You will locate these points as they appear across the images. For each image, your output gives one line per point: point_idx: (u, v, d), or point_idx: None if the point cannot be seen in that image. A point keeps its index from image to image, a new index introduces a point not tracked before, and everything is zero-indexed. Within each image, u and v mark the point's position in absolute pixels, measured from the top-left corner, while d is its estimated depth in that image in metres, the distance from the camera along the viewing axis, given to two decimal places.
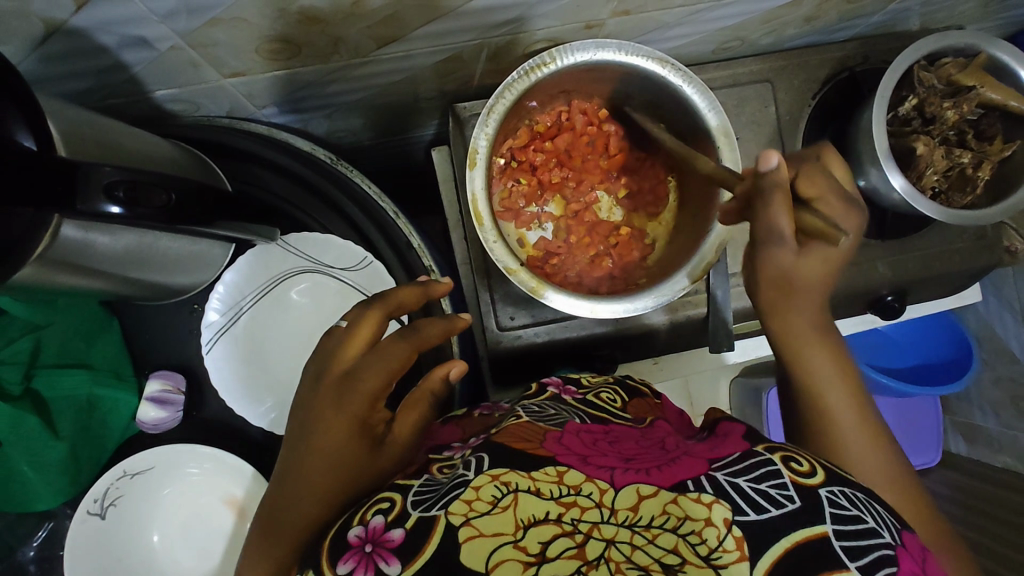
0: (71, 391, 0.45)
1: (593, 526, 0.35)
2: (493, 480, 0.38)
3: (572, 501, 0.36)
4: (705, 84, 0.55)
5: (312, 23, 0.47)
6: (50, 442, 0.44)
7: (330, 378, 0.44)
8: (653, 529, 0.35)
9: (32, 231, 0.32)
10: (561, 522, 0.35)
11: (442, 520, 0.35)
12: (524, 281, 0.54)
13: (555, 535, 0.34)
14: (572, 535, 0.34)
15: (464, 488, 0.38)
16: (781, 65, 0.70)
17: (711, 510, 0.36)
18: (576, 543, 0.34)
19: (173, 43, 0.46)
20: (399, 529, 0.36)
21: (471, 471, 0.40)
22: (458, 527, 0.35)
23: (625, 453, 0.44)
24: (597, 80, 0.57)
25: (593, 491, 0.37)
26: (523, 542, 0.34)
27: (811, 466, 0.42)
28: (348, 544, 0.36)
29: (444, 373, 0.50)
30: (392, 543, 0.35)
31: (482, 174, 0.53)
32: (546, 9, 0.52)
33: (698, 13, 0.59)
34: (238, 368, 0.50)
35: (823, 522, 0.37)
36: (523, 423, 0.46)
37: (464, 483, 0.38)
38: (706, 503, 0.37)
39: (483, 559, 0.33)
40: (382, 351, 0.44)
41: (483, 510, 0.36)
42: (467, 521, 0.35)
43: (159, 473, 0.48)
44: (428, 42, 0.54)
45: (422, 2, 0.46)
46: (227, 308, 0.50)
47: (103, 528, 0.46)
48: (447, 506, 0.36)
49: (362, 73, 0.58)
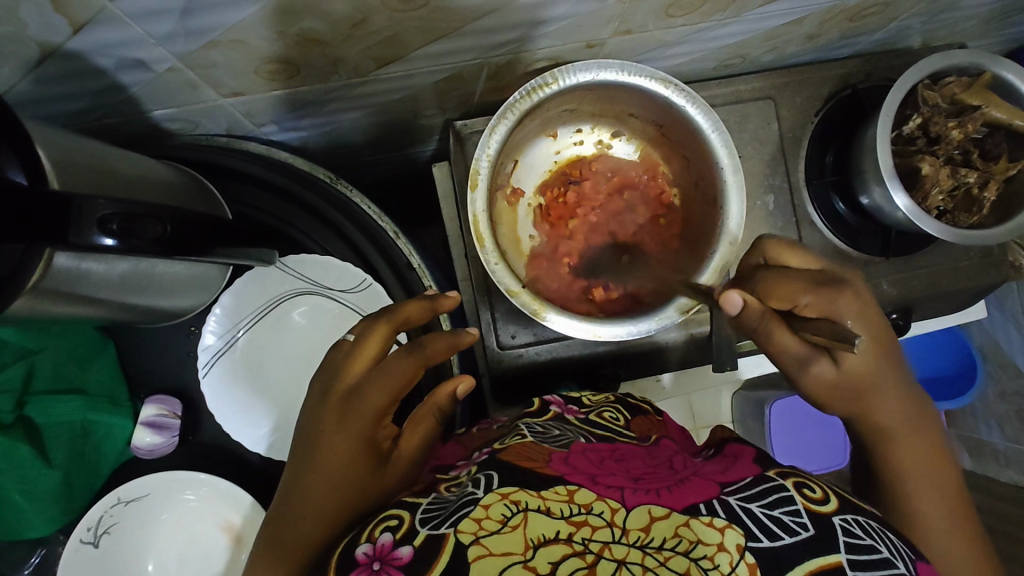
0: (65, 417, 0.44)
1: (603, 546, 0.34)
2: (504, 498, 0.37)
3: (583, 520, 0.35)
4: (710, 104, 0.54)
5: (312, 45, 0.46)
6: (43, 470, 0.43)
7: (336, 393, 0.44)
8: (665, 551, 0.34)
9: (26, 263, 0.31)
10: (572, 542, 0.34)
11: (452, 538, 0.35)
12: (525, 303, 0.53)
13: (565, 556, 0.33)
14: (583, 555, 0.33)
15: (474, 506, 0.37)
16: (782, 82, 0.70)
17: (723, 536, 0.35)
18: (587, 563, 0.33)
19: (171, 64, 0.46)
20: (407, 547, 0.36)
21: (481, 489, 0.39)
22: (468, 545, 0.34)
23: (632, 472, 0.43)
24: (599, 99, 0.57)
25: (604, 511, 0.36)
26: (533, 562, 0.33)
27: (824, 493, 0.41)
28: (356, 561, 0.36)
29: (451, 390, 0.50)
30: (399, 560, 0.35)
31: (484, 195, 0.53)
32: (547, 29, 0.52)
33: (700, 32, 0.59)
34: (235, 391, 0.50)
35: (837, 550, 0.36)
36: (527, 442, 0.45)
37: (474, 500, 0.37)
38: (719, 528, 0.36)
39: None
40: (387, 367, 0.45)
41: (493, 528, 0.35)
42: (477, 540, 0.34)
43: (153, 499, 0.47)
44: (429, 62, 0.53)
45: (423, 24, 0.46)
46: (225, 330, 0.50)
47: (97, 557, 0.46)
48: (457, 524, 0.36)
49: (362, 92, 0.57)
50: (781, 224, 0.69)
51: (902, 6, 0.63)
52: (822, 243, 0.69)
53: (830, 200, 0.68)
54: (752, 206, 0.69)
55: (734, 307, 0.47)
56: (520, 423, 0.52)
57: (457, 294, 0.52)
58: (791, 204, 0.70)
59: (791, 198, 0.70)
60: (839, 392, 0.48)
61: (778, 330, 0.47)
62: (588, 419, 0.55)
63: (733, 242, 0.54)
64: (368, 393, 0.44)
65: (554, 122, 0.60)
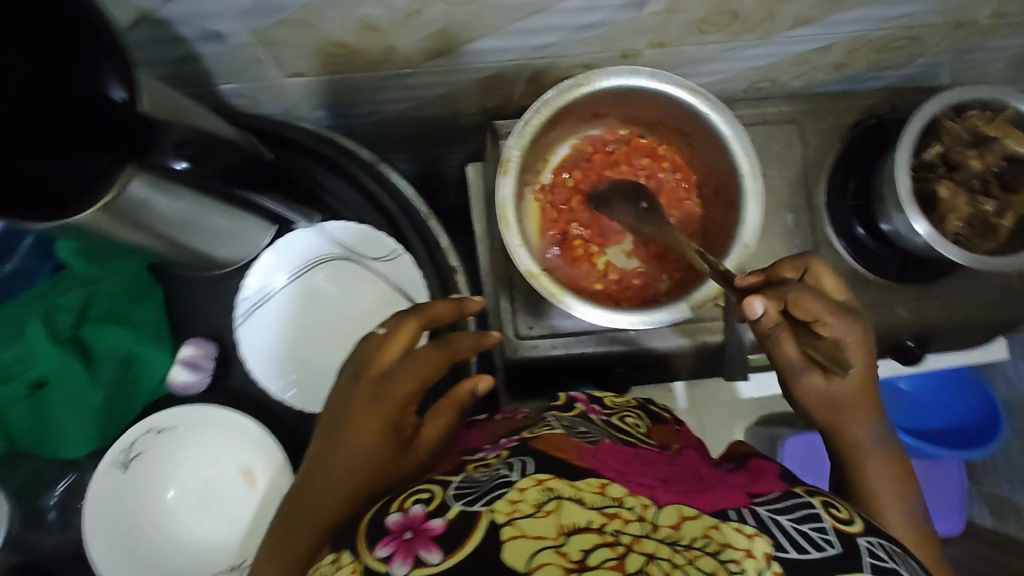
0: (114, 343, 0.48)
1: (635, 540, 0.33)
2: (539, 484, 0.36)
3: (616, 512, 0.34)
4: (734, 115, 0.57)
5: (370, 31, 0.51)
6: (88, 389, 0.48)
7: (369, 378, 0.46)
8: (694, 550, 0.33)
9: (107, 176, 0.36)
10: (604, 532, 0.33)
11: (485, 517, 0.34)
12: (544, 286, 0.55)
13: (596, 545, 0.33)
14: (613, 547, 0.32)
15: (508, 488, 0.36)
16: (811, 107, 0.72)
17: (753, 542, 0.34)
18: (618, 554, 0.32)
19: (244, 39, 0.51)
20: (440, 519, 0.35)
21: (516, 472, 0.38)
22: (502, 525, 0.33)
23: (661, 475, 0.42)
24: (629, 105, 0.61)
25: (636, 506, 0.35)
26: (565, 548, 0.32)
27: (851, 514, 0.40)
28: (386, 529, 0.36)
29: (473, 386, 0.50)
30: (433, 532, 0.34)
31: (513, 180, 0.56)
32: (586, 34, 0.55)
33: (730, 51, 0.62)
34: (265, 341, 0.53)
35: (862, 570, 0.35)
36: (558, 434, 0.44)
37: (508, 483, 0.37)
38: (748, 535, 0.35)
39: (525, 561, 0.32)
40: (418, 358, 0.47)
41: (529, 511, 0.34)
42: (511, 521, 0.34)
43: (183, 433, 0.50)
44: (473, 58, 0.58)
45: (471, 19, 0.51)
46: (263, 284, 0.53)
47: (124, 479, 0.48)
48: (491, 504, 0.35)
49: (410, 84, 0.62)
50: (800, 243, 0.71)
51: (930, 41, 0.66)
52: (840, 265, 0.71)
53: (850, 224, 0.71)
54: (773, 223, 0.71)
55: (755, 313, 0.46)
56: (548, 416, 0.53)
57: (480, 299, 0.52)
58: (811, 225, 0.71)
59: (811, 219, 0.72)
60: (827, 402, 0.51)
61: (786, 339, 0.49)
62: (612, 423, 0.55)
63: (748, 245, 0.56)
64: (398, 378, 0.46)
65: (585, 126, 0.65)
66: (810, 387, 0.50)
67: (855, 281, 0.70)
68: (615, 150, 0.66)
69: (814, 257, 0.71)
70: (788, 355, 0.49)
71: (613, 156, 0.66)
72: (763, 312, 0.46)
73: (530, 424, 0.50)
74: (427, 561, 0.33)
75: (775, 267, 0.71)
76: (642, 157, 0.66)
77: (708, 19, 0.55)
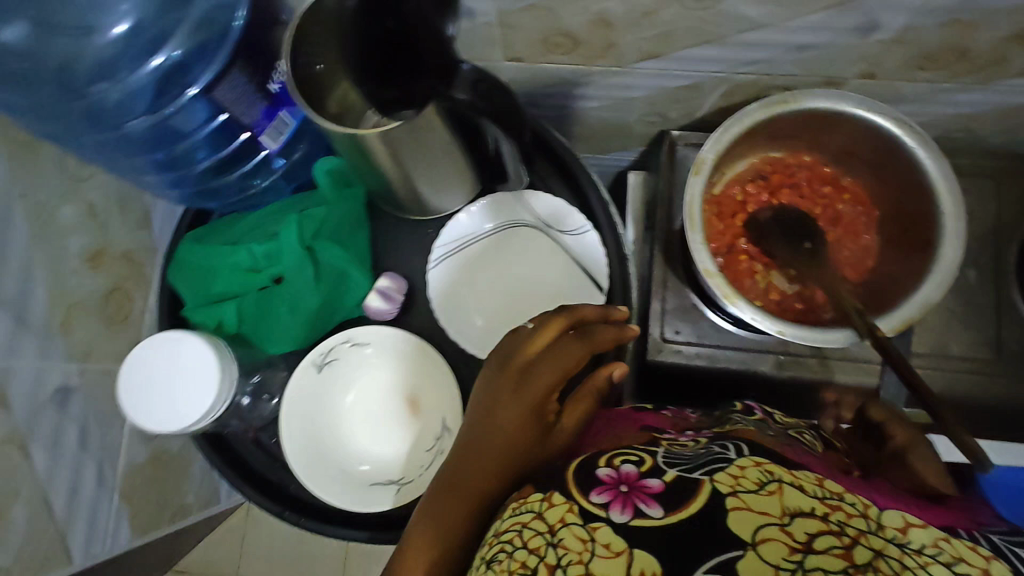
0: (334, 260, 0.55)
1: (860, 534, 0.35)
2: (758, 466, 0.39)
3: (837, 505, 0.36)
4: (941, 153, 0.56)
5: (602, 26, 0.56)
6: (307, 294, 0.54)
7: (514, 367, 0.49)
8: (926, 556, 0.33)
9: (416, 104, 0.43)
10: (828, 521, 0.35)
11: (707, 486, 0.38)
12: (718, 286, 0.57)
13: (821, 531, 0.35)
14: (840, 535, 0.34)
15: (727, 463, 0.40)
16: (1007, 165, 0.69)
17: (990, 564, 0.33)
18: (844, 544, 0.34)
19: (490, 20, 0.57)
20: (656, 480, 0.40)
21: (732, 453, 0.41)
22: (724, 495, 0.37)
23: (869, 488, 0.43)
24: (825, 129, 0.61)
25: (857, 503, 0.37)
26: (790, 528, 0.35)
27: None
28: (601, 479, 0.40)
29: (608, 374, 0.53)
30: (649, 489, 0.39)
31: (703, 182, 0.58)
32: (802, 55, 0.57)
33: (940, 93, 0.61)
34: (452, 288, 0.57)
35: None
36: (754, 432, 0.47)
37: (726, 459, 0.40)
38: (981, 555, 0.34)
39: (749, 531, 0.35)
40: (562, 351, 0.50)
41: (752, 488, 0.37)
42: (733, 492, 0.37)
43: (371, 350, 0.56)
44: (682, 65, 0.61)
45: (700, 25, 0.54)
46: (459, 236, 0.57)
47: (316, 380, 0.55)
48: (711, 474, 0.39)
49: (611, 83, 0.66)
50: (978, 302, 0.67)
51: None
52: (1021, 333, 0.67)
53: None
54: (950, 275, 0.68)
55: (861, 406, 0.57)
56: (733, 416, 0.54)
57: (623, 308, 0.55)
58: (993, 285, 0.68)
59: (994, 279, 0.68)
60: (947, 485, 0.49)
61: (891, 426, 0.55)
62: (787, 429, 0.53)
63: (941, 284, 0.54)
64: (541, 370, 0.49)
65: (770, 146, 0.66)
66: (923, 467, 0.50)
67: None
68: (796, 173, 0.67)
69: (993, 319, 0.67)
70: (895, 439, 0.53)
71: (794, 179, 0.67)
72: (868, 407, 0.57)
73: (715, 421, 0.53)
74: (646, 512, 0.37)
75: (946, 321, 0.68)
76: (824, 185, 0.66)
77: (933, 54, 0.55)
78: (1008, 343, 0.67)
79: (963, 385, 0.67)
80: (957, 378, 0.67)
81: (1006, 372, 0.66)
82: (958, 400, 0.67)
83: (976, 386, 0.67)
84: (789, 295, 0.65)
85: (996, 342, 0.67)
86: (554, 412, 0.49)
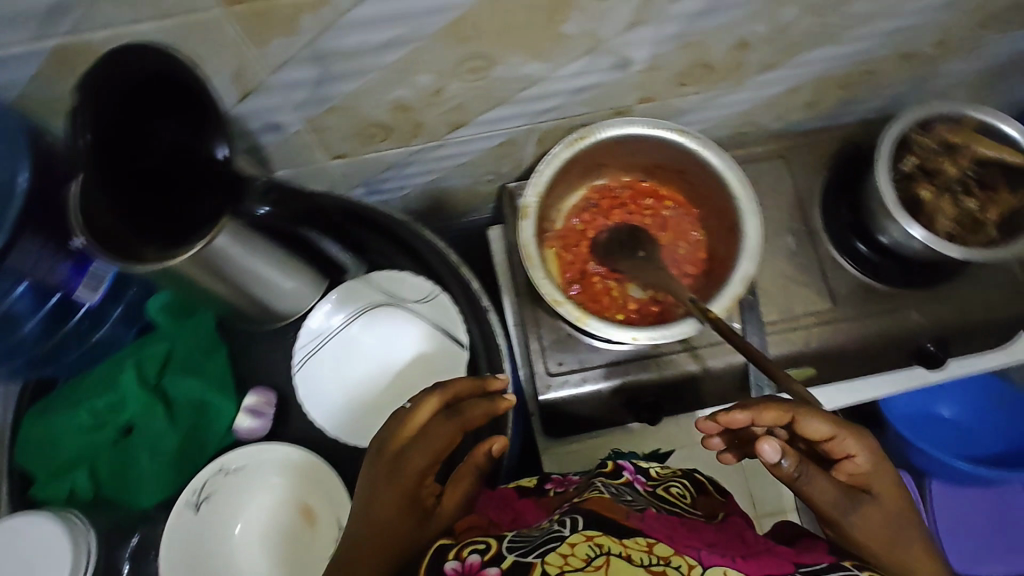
0: (187, 393, 0.58)
1: None
2: (588, 540, 0.40)
3: (662, 569, 0.38)
4: (721, 149, 0.65)
5: (403, 111, 0.61)
6: (168, 427, 0.57)
7: (390, 451, 0.47)
8: None
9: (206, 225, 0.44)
10: None
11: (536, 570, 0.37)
12: (569, 312, 0.61)
13: None
14: None
15: (560, 542, 0.40)
16: (790, 143, 0.80)
17: None
18: None
19: (298, 128, 0.61)
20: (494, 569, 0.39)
21: (566, 528, 0.42)
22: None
23: (709, 539, 0.46)
24: (628, 152, 0.69)
25: (682, 564, 0.39)
26: None
27: None
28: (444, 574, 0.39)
29: (487, 449, 0.52)
30: None
31: (533, 223, 0.63)
32: (583, 96, 0.65)
33: (711, 99, 0.71)
34: (319, 383, 0.59)
35: None
36: (606, 497, 0.49)
37: (560, 537, 0.41)
38: None
39: None
40: (437, 430, 0.48)
41: (578, 565, 0.37)
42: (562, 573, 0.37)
43: (249, 472, 0.57)
44: (488, 127, 0.67)
45: (486, 91, 0.60)
46: (317, 332, 0.60)
47: (195, 521, 0.55)
48: (543, 556, 0.39)
49: (435, 157, 0.71)
50: (805, 263, 0.76)
51: (885, 74, 0.74)
52: (846, 279, 0.75)
53: (849, 241, 0.76)
54: (775, 247, 0.76)
55: (767, 457, 0.48)
56: (597, 482, 0.56)
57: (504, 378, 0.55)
58: (812, 245, 0.77)
59: (811, 240, 0.77)
60: (890, 533, 0.48)
61: (818, 476, 0.49)
62: (657, 492, 0.58)
63: (754, 258, 0.62)
64: (415, 450, 0.47)
65: (591, 177, 0.73)
66: (858, 522, 0.48)
67: (862, 291, 0.75)
68: (621, 194, 0.74)
69: (820, 274, 0.76)
70: (823, 488, 0.49)
71: (620, 199, 0.74)
72: (773, 454, 0.48)
73: (581, 491, 0.56)
74: None
75: (784, 287, 0.75)
76: (646, 198, 0.73)
77: (685, 73, 0.64)
78: (839, 291, 0.75)
79: (816, 338, 0.74)
80: (809, 334, 0.74)
81: (846, 316, 0.75)
82: (817, 352, 0.74)
83: (826, 337, 0.74)
84: (644, 301, 0.69)
85: (830, 293, 0.75)
86: (432, 494, 0.47)
